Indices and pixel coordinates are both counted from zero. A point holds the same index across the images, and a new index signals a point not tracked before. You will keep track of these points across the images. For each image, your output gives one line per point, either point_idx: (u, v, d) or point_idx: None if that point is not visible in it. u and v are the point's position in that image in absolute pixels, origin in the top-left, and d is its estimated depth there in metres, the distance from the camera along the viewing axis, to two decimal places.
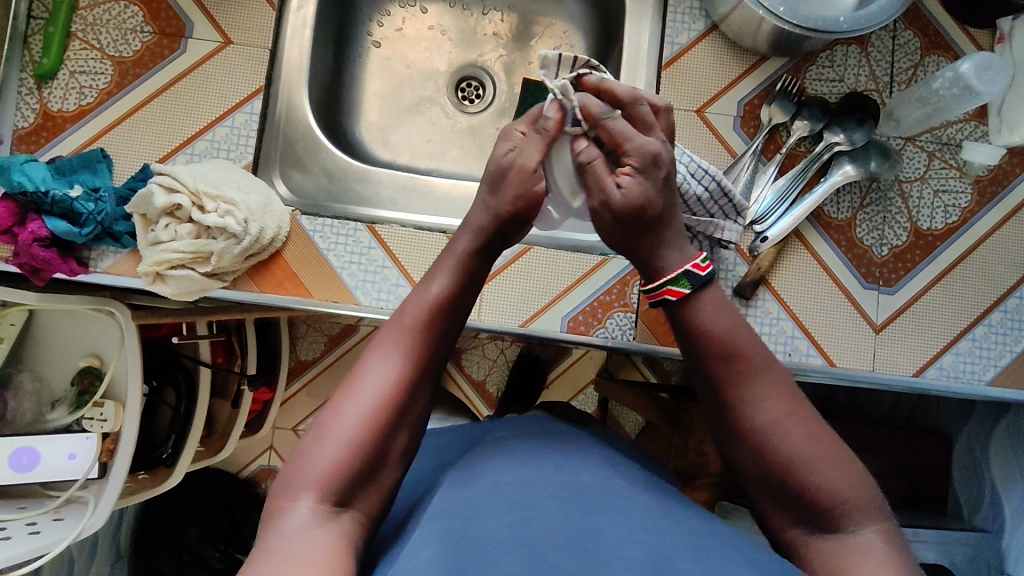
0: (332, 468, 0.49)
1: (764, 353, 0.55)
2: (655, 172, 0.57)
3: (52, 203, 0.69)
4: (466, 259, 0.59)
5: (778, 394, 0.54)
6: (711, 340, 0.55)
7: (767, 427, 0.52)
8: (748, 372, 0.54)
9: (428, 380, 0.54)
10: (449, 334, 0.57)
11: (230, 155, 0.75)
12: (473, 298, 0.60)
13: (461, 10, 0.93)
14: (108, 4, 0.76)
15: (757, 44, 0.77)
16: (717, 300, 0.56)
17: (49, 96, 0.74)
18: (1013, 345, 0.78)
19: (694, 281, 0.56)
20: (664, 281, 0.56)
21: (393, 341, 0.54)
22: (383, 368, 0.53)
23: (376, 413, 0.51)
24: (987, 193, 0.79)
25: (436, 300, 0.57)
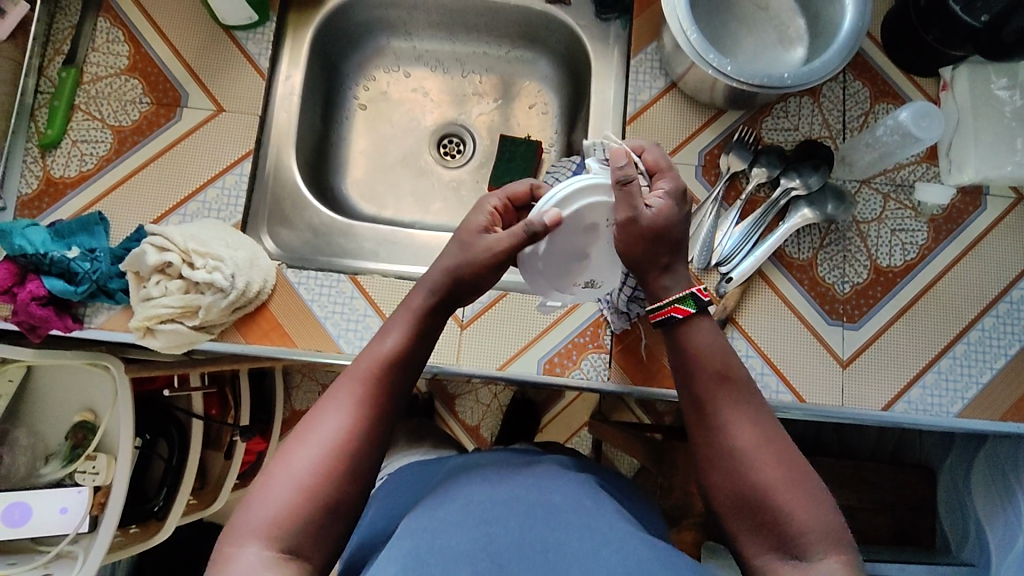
0: (276, 516, 0.49)
1: (744, 381, 0.58)
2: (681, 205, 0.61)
3: (50, 263, 0.73)
4: (424, 312, 0.61)
5: (761, 425, 0.56)
6: (699, 360, 0.58)
7: (743, 453, 0.54)
8: (735, 397, 0.57)
9: (377, 433, 0.54)
10: (403, 385, 0.58)
11: (220, 215, 0.80)
12: (429, 351, 0.61)
13: (443, 73, 1.00)
14: (109, 78, 0.82)
15: (713, 99, 0.82)
16: (712, 329, 0.60)
17: (51, 163, 0.79)
18: (979, 377, 0.80)
19: (699, 301, 0.59)
20: (671, 301, 0.59)
21: (344, 394, 0.55)
22: (332, 419, 0.53)
23: (323, 465, 0.51)
24: (943, 231, 0.83)
25: (388, 353, 0.57)
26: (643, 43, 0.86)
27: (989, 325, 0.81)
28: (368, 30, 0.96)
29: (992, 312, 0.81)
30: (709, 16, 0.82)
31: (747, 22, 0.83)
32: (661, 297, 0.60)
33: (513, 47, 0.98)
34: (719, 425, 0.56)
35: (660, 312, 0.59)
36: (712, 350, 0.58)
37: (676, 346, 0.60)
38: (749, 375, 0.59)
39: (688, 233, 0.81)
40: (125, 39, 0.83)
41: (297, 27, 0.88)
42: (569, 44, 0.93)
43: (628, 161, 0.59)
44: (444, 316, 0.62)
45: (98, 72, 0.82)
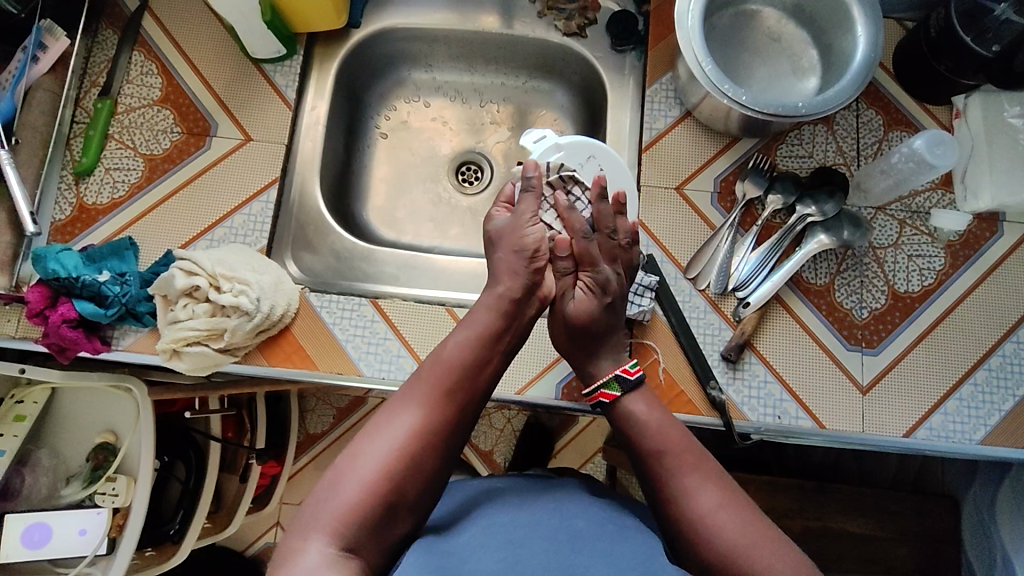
0: (343, 508, 0.55)
1: (693, 450, 0.65)
2: (604, 295, 0.71)
3: (81, 286, 0.75)
4: (493, 316, 0.68)
5: (713, 485, 0.63)
6: (645, 441, 0.66)
7: (697, 520, 0.60)
8: (681, 464, 0.64)
9: (442, 428, 0.61)
10: (469, 392, 0.64)
11: (246, 240, 0.82)
12: (495, 354, 0.67)
13: (462, 103, 1.02)
14: (142, 109, 0.85)
15: (728, 127, 0.84)
16: (645, 400, 0.69)
17: (85, 190, 0.82)
18: (1001, 404, 0.79)
19: (623, 384, 0.70)
20: (597, 386, 0.70)
21: (413, 395, 0.62)
22: (401, 417, 0.60)
23: (390, 460, 0.58)
24: (960, 256, 0.83)
25: (453, 357, 0.65)
26: (658, 74, 0.88)
27: (1009, 350, 0.81)
28: (391, 62, 0.99)
29: (1012, 338, 0.81)
30: (722, 46, 0.84)
31: (760, 52, 0.84)
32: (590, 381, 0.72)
33: (530, 78, 1.01)
34: (670, 494, 0.63)
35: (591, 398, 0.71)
36: (650, 423, 0.67)
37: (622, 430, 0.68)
38: (696, 441, 0.66)
39: (704, 258, 0.82)
40: (158, 71, 0.86)
41: (323, 59, 0.91)
42: (585, 75, 0.95)
43: (567, 257, 0.73)
44: (511, 321, 0.68)
45: (132, 103, 0.85)
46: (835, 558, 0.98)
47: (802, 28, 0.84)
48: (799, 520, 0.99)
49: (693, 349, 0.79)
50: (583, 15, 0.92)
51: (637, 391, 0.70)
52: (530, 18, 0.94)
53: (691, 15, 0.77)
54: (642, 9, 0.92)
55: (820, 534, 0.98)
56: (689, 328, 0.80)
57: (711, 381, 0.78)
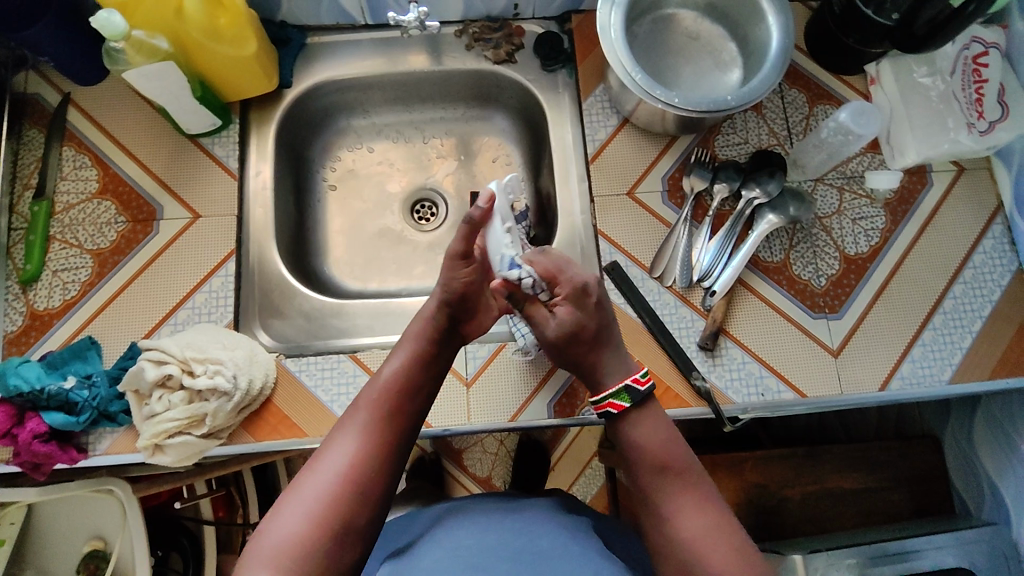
0: (289, 539, 0.56)
1: (691, 470, 0.66)
2: (584, 299, 0.68)
3: (48, 397, 0.72)
4: (420, 342, 0.71)
5: (709, 510, 0.64)
6: (644, 458, 0.67)
7: (685, 539, 0.63)
8: (682, 484, 0.66)
9: (379, 454, 0.63)
10: (406, 415, 0.67)
11: (211, 318, 0.80)
12: (425, 378, 0.70)
13: (404, 142, 1.03)
14: (81, 204, 0.83)
15: (666, 127, 0.87)
16: (650, 414, 0.68)
17: (34, 297, 0.80)
18: (962, 342, 0.84)
19: (635, 396, 0.68)
20: (607, 396, 0.68)
21: (352, 424, 0.65)
22: (339, 448, 0.62)
23: (331, 489, 0.60)
24: (899, 212, 0.88)
25: (389, 386, 0.68)
26: (591, 88, 0.91)
27: (959, 292, 0.86)
28: (328, 115, 0.99)
29: (960, 279, 0.86)
30: (647, 52, 0.87)
31: (683, 52, 0.88)
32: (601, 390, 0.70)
33: (467, 108, 1.03)
34: (664, 513, 0.65)
35: (600, 406, 0.69)
36: (655, 443, 0.67)
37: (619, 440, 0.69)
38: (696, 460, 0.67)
39: (666, 256, 0.85)
40: (93, 163, 0.84)
41: (260, 123, 0.91)
42: (522, 98, 0.98)
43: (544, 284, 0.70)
44: (438, 344, 0.72)
45: (69, 199, 0.83)
46: (839, 517, 1.01)
47: (718, 25, 0.88)
48: (799, 487, 1.02)
49: (671, 345, 0.81)
50: (509, 41, 0.94)
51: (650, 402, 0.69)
52: (458, 52, 0.95)
53: (613, 28, 0.80)
54: (565, 28, 0.95)
55: (820, 496, 1.02)
56: (664, 324, 0.83)
57: (693, 371, 0.80)
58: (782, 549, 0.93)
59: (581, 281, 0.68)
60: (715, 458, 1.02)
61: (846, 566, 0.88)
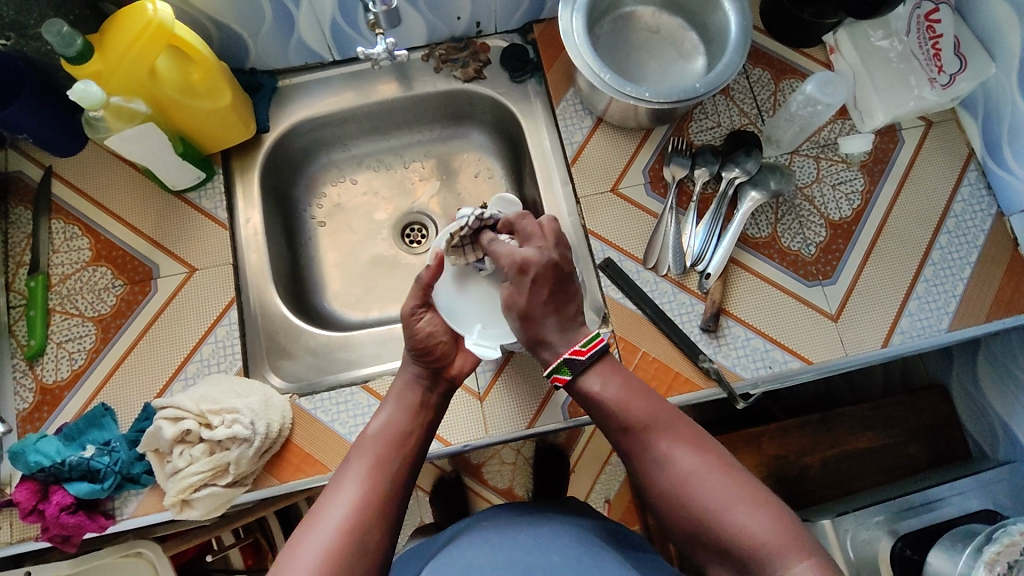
0: None
1: (663, 415, 0.65)
2: (528, 277, 0.67)
3: (69, 468, 0.73)
4: (409, 392, 0.72)
5: (685, 445, 0.63)
6: (611, 417, 0.66)
7: (676, 476, 0.62)
8: (651, 433, 0.64)
9: (379, 504, 0.62)
10: (400, 463, 0.66)
11: (221, 367, 0.81)
12: (416, 425, 0.70)
13: (386, 170, 1.05)
14: (77, 273, 0.84)
15: (640, 122, 0.90)
16: (614, 372, 0.67)
17: (41, 371, 0.80)
18: (954, 290, 0.86)
19: (575, 367, 0.66)
20: (550, 371, 0.67)
21: (345, 477, 0.64)
22: (338, 500, 0.62)
23: (331, 542, 0.59)
24: (876, 172, 0.90)
25: (381, 436, 0.68)
26: (562, 93, 0.94)
27: (945, 242, 0.88)
28: (309, 153, 1.01)
29: (944, 229, 0.88)
30: (612, 52, 0.89)
31: (646, 48, 0.91)
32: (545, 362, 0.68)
33: (443, 129, 1.05)
34: (649, 459, 0.64)
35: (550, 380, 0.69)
36: (612, 399, 0.66)
37: (585, 406, 0.68)
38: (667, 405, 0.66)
39: (658, 244, 0.86)
40: (83, 232, 0.85)
41: (243, 170, 0.92)
42: (495, 111, 1.00)
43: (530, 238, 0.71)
44: (426, 391, 0.73)
45: (64, 271, 0.84)
46: (862, 477, 1.03)
47: (676, 16, 0.91)
48: (818, 453, 1.03)
49: (674, 332, 0.83)
50: (476, 59, 0.97)
51: (592, 368, 0.67)
52: (428, 76, 0.97)
53: (577, 33, 0.82)
54: (528, 38, 0.98)
55: (840, 459, 1.03)
56: (665, 313, 0.84)
57: (700, 354, 0.82)
58: (811, 517, 0.94)
59: (520, 257, 0.68)
60: (732, 435, 1.03)
61: (874, 523, 0.90)
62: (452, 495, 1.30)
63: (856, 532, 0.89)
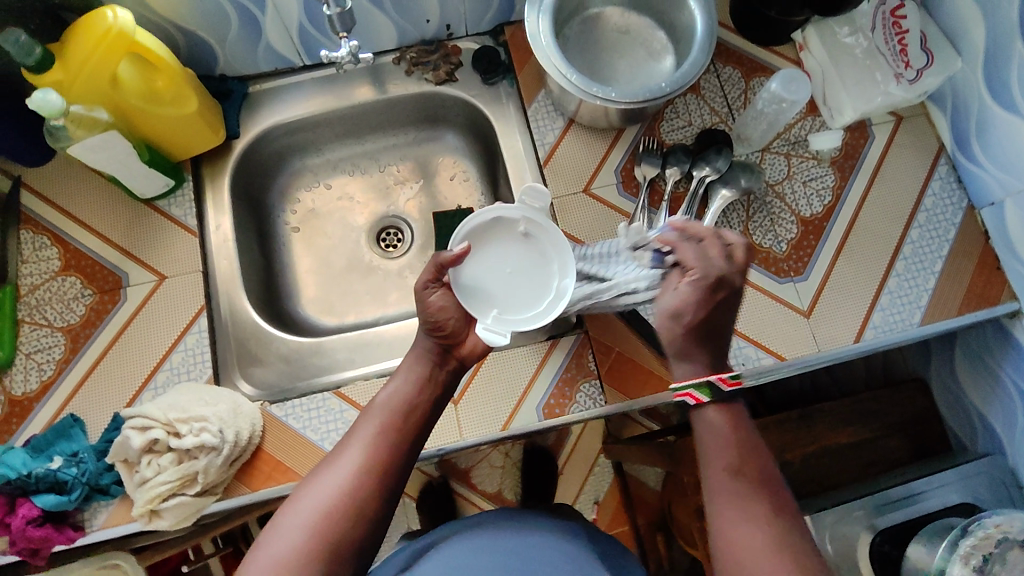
0: (284, 557, 0.56)
1: (769, 477, 0.60)
2: (714, 291, 0.63)
3: (36, 480, 0.72)
4: (425, 357, 0.70)
5: (770, 522, 0.57)
6: (723, 451, 0.61)
7: (754, 547, 0.56)
8: (750, 490, 0.59)
9: (381, 473, 0.62)
10: (408, 434, 0.65)
11: (191, 375, 0.81)
12: (429, 394, 0.68)
13: (360, 175, 1.05)
14: (46, 283, 0.84)
15: (610, 121, 0.90)
16: (732, 414, 0.63)
17: (10, 383, 0.80)
18: (926, 284, 0.86)
19: (717, 392, 0.63)
20: (688, 386, 0.63)
21: (352, 441, 0.63)
22: (341, 465, 0.62)
23: (329, 507, 0.59)
24: (846, 168, 0.91)
25: (392, 403, 0.66)
26: (534, 94, 0.94)
27: (916, 236, 0.88)
28: (282, 159, 1.01)
29: (915, 224, 0.88)
30: (582, 54, 0.90)
31: (616, 48, 0.91)
32: (679, 378, 0.65)
33: (418, 132, 1.05)
34: (732, 519, 0.58)
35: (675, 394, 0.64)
36: (728, 436, 0.62)
37: (697, 431, 0.64)
38: (775, 470, 0.61)
39: None
40: (52, 242, 0.85)
41: (213, 178, 0.92)
42: (468, 114, 1.00)
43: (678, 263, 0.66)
44: (440, 360, 0.70)
45: (33, 281, 0.84)
46: (843, 473, 1.02)
47: (644, 16, 0.92)
48: (798, 450, 1.03)
49: (645, 331, 0.82)
50: (447, 61, 0.97)
51: (727, 403, 0.63)
52: (400, 79, 0.97)
53: (543, 35, 0.82)
54: (499, 40, 0.98)
55: (820, 456, 1.03)
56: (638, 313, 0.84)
57: None
58: None
59: (702, 273, 0.63)
60: None
61: (853, 519, 0.89)
62: (440, 504, 1.29)
63: (834, 529, 0.89)
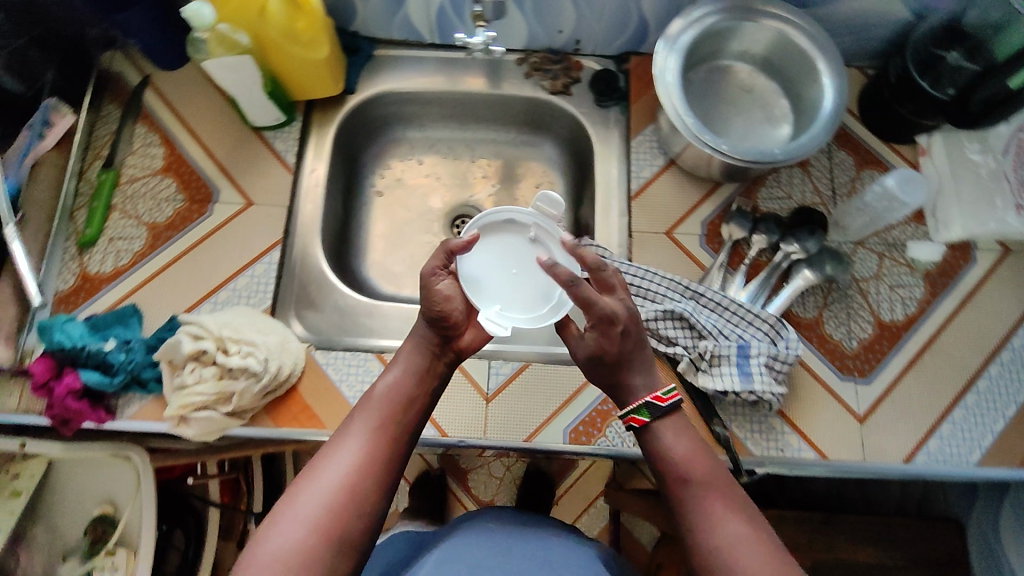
0: (290, 552, 0.56)
1: (720, 478, 0.64)
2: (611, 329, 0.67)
3: (87, 356, 0.76)
4: (422, 354, 0.71)
5: (739, 516, 0.61)
6: (671, 466, 0.65)
7: (721, 548, 0.59)
8: (706, 491, 0.63)
9: (381, 465, 0.63)
10: (402, 427, 0.66)
11: (250, 300, 0.84)
12: (425, 390, 0.70)
13: (452, 159, 1.07)
14: (145, 179, 0.89)
15: (710, 173, 0.89)
16: (677, 426, 0.67)
17: (88, 260, 0.84)
18: (994, 425, 0.81)
19: (654, 411, 0.67)
20: (630, 409, 0.68)
21: (350, 433, 0.64)
22: (342, 457, 0.62)
23: (334, 499, 0.60)
24: (938, 284, 0.87)
25: (387, 395, 0.67)
26: (642, 126, 0.95)
27: (995, 372, 0.84)
28: (385, 123, 1.04)
29: (996, 360, 0.84)
30: (700, 101, 0.90)
31: (735, 104, 0.91)
32: (628, 402, 0.69)
33: (519, 133, 1.07)
34: (695, 522, 0.62)
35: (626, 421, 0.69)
36: (676, 452, 0.65)
37: (650, 455, 0.67)
38: (725, 470, 0.65)
39: None
40: (161, 142, 0.91)
41: (320, 124, 0.96)
42: (573, 129, 1.01)
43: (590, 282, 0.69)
44: (433, 357, 0.72)
45: (135, 174, 0.89)
46: None
47: (772, 80, 0.92)
48: (808, 553, 0.99)
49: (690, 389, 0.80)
50: (567, 74, 0.98)
51: (669, 417, 0.67)
52: (517, 79, 0.99)
53: (670, 72, 0.82)
54: (622, 67, 0.99)
55: (830, 566, 0.98)
56: None
57: (713, 418, 0.78)
58: None
59: (608, 311, 0.66)
60: None
61: None
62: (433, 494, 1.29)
63: None
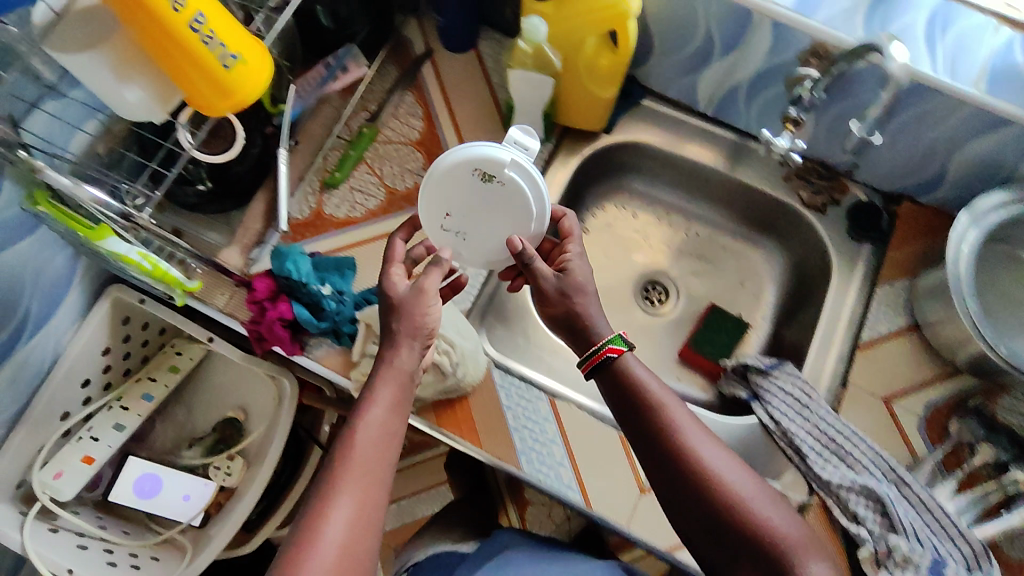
0: None
1: (692, 424, 0.67)
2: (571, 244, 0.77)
3: (305, 292, 0.80)
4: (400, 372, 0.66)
5: (745, 469, 0.65)
6: (659, 420, 0.67)
7: (747, 507, 0.62)
8: (718, 464, 0.64)
9: (376, 502, 0.59)
10: (389, 456, 0.62)
11: (455, 297, 0.87)
12: (401, 417, 0.65)
13: (667, 225, 1.05)
14: (398, 146, 0.93)
15: (956, 359, 0.80)
16: (644, 367, 0.70)
17: (326, 200, 0.89)
18: None
19: (629, 341, 0.71)
20: (605, 342, 0.70)
21: (335, 483, 0.59)
22: (338, 511, 0.57)
23: (342, 557, 0.56)
24: None
25: (373, 421, 0.63)
26: (894, 276, 0.86)
27: None
28: (621, 169, 1.03)
29: None
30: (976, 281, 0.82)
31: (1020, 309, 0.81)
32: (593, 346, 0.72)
33: (744, 227, 1.03)
34: (706, 484, 0.63)
35: (595, 358, 0.71)
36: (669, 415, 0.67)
37: (637, 406, 0.68)
38: (714, 436, 0.67)
39: None
40: (422, 117, 0.95)
41: (568, 151, 0.96)
42: (809, 247, 0.95)
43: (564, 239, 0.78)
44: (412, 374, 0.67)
45: (391, 137, 0.93)
46: None
47: None
48: None
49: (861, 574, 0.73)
50: (830, 194, 0.93)
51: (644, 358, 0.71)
52: (775, 180, 0.95)
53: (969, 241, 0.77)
54: (889, 207, 0.91)
55: None
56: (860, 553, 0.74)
57: None
58: None
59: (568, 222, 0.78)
60: None
61: None
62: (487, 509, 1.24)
63: None
